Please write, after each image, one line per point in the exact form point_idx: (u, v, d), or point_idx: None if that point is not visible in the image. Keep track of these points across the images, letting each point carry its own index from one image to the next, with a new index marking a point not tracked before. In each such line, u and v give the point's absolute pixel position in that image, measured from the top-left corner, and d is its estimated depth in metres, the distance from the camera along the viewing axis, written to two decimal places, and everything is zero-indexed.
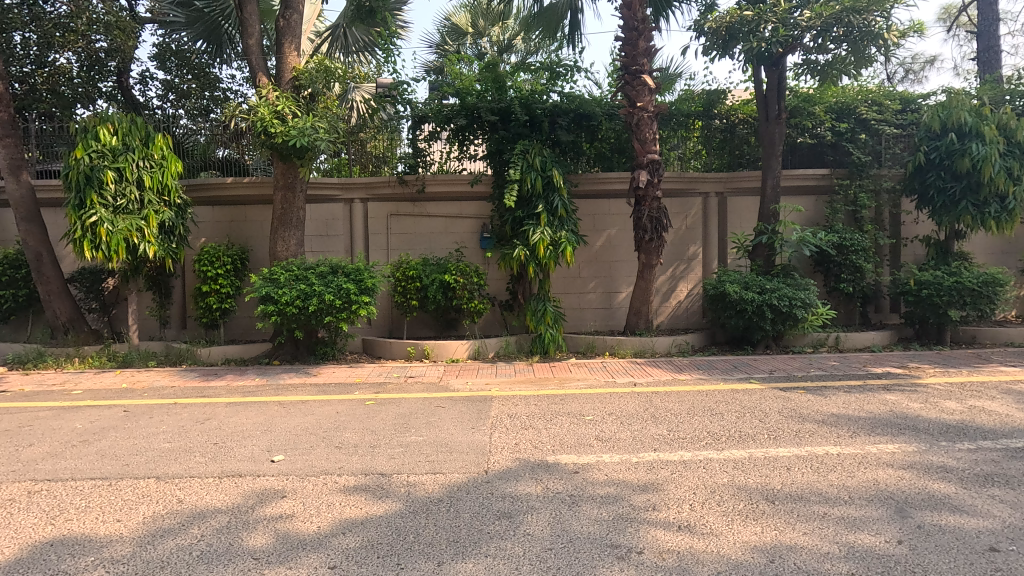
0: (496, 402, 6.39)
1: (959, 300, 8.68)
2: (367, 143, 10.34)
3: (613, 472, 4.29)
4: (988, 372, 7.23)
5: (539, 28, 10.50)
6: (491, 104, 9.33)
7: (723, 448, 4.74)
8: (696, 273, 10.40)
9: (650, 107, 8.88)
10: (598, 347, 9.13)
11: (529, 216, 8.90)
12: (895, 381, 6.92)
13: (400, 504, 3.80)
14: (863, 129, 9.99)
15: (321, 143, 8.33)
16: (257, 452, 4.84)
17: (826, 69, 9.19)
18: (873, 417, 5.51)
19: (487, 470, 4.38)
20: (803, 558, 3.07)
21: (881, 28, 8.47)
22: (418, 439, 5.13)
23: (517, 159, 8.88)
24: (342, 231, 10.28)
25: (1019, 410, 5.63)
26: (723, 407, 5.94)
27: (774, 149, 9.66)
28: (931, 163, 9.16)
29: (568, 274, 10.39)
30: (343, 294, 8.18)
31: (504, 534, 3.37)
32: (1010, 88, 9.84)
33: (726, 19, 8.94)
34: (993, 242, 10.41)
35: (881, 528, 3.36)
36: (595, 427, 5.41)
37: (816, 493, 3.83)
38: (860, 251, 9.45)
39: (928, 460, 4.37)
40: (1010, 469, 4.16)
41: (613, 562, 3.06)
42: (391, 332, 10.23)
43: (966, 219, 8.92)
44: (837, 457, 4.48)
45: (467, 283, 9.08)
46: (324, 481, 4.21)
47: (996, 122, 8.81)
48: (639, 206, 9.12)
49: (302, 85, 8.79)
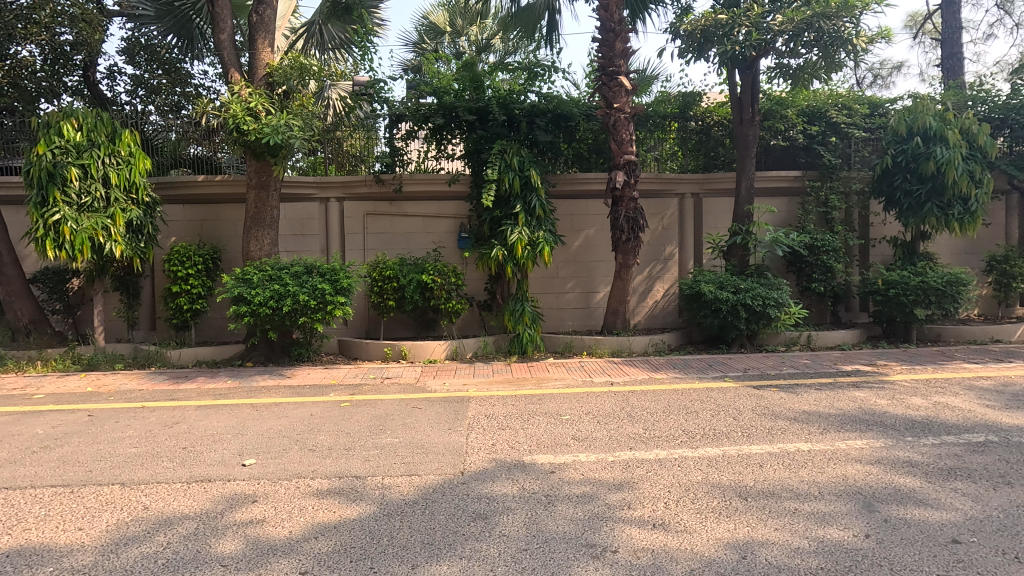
0: (473, 403, 6.36)
1: (925, 300, 8.93)
2: (344, 141, 10.25)
3: (589, 471, 4.29)
4: (952, 369, 7.46)
5: (517, 28, 10.49)
6: (469, 104, 9.33)
7: (698, 446, 4.79)
8: (673, 273, 10.51)
9: (627, 108, 8.94)
10: (576, 347, 9.16)
11: (507, 216, 8.90)
12: (864, 378, 7.10)
13: (374, 507, 3.75)
14: (834, 132, 10.25)
15: (296, 141, 8.21)
16: (228, 455, 4.74)
17: (798, 73, 9.39)
18: (843, 414, 5.63)
19: (463, 471, 4.35)
20: (774, 554, 3.11)
21: (850, 34, 8.61)
22: (393, 441, 5.08)
23: (494, 159, 8.86)
24: (318, 230, 10.13)
25: (981, 405, 5.81)
26: (698, 406, 6.00)
27: (748, 150, 9.82)
28: (898, 166, 9.40)
29: (546, 274, 10.40)
30: (319, 294, 8.06)
31: (479, 535, 3.35)
32: (972, 94, 10.17)
33: (701, 22, 9.05)
34: (957, 242, 10.74)
35: (849, 522, 3.43)
36: (572, 426, 5.42)
37: (787, 490, 3.89)
38: (830, 251, 9.68)
39: (895, 455, 4.49)
40: (973, 463, 4.28)
41: (588, 562, 3.06)
42: (368, 333, 10.12)
43: (931, 221, 9.18)
44: (808, 453, 4.56)
45: (444, 283, 9.03)
46: (297, 484, 4.13)
47: (959, 126, 9.12)
48: (616, 207, 9.18)
49: (276, 82, 8.63)
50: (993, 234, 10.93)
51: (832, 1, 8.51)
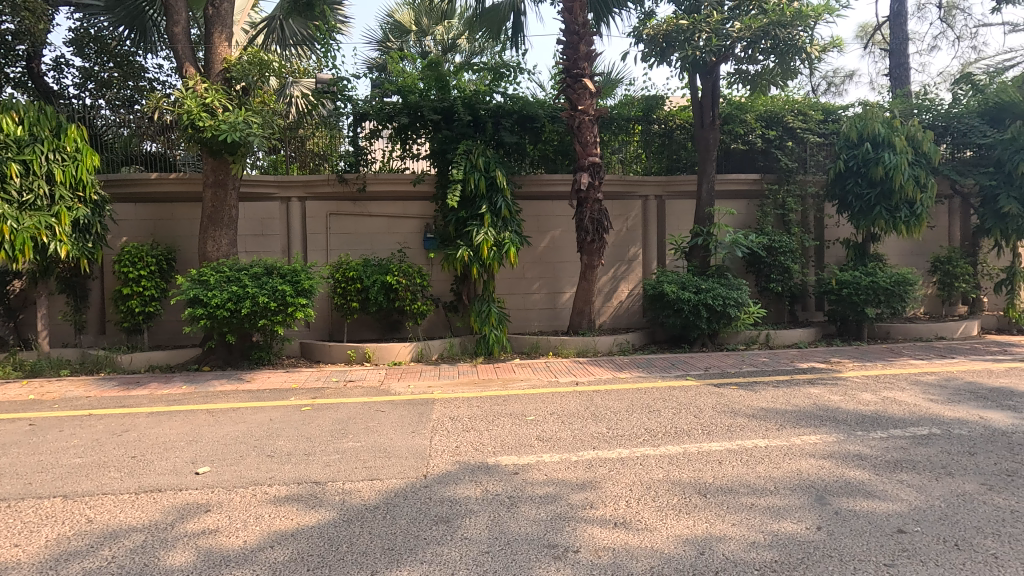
0: (437, 405, 6.31)
1: (875, 299, 9.32)
2: (307, 140, 10.04)
3: (552, 471, 4.31)
4: (900, 365, 7.80)
5: (482, 28, 10.46)
6: (434, 104, 9.29)
7: (659, 445, 4.86)
8: (637, 273, 10.67)
9: (591, 110, 9.03)
10: (542, 347, 9.19)
11: (473, 217, 8.87)
12: (818, 375, 7.35)
13: (333, 513, 3.67)
14: (790, 137, 10.58)
15: (255, 139, 7.96)
16: (180, 464, 4.57)
17: (756, 79, 9.66)
18: (799, 410, 5.81)
19: (426, 474, 4.30)
20: (731, 549, 3.18)
21: (804, 42, 8.89)
22: (355, 445, 4.99)
23: (460, 159, 8.83)
24: (279, 230, 9.88)
25: (925, 400, 6.09)
26: (660, 405, 6.09)
27: (709, 153, 10.04)
28: (850, 170, 9.79)
29: (512, 275, 10.39)
30: (279, 296, 7.86)
31: (441, 539, 3.31)
32: (918, 103, 10.69)
33: (663, 27, 9.20)
34: (905, 244, 11.24)
35: (802, 515, 3.54)
36: (536, 426, 5.44)
37: (744, 485, 3.99)
38: (787, 252, 9.99)
39: (846, 449, 4.65)
40: (918, 455, 4.48)
41: (550, 562, 3.07)
42: (331, 335, 9.91)
43: (880, 224, 9.58)
44: (765, 449, 4.68)
45: (410, 284, 8.94)
46: (253, 492, 4.01)
47: (905, 133, 9.54)
48: (581, 208, 9.25)
49: (234, 78, 8.41)
50: (937, 236, 11.49)
51: (787, 10, 8.78)
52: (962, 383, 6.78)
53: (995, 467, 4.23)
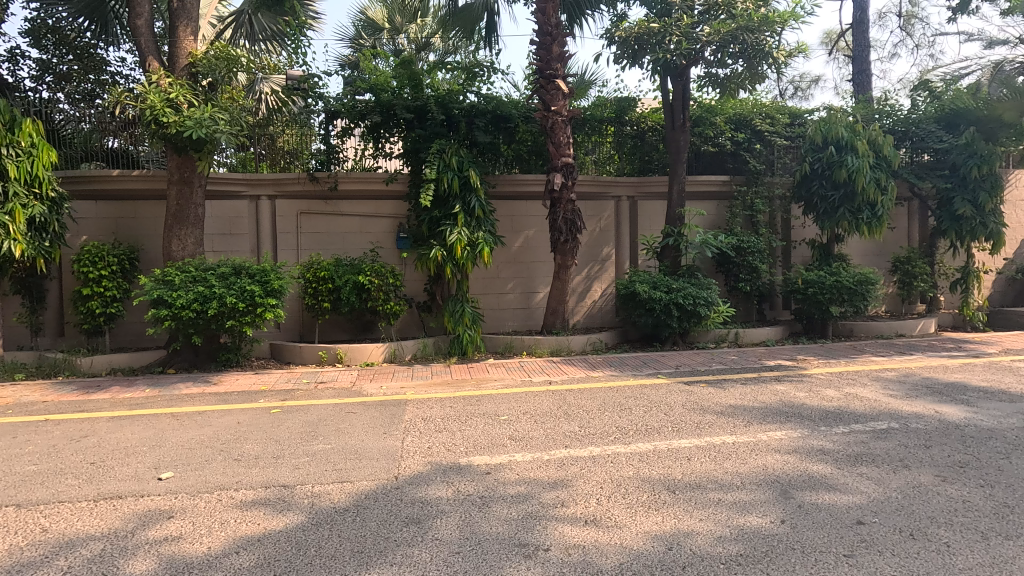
0: (410, 405, 6.27)
1: (839, 298, 9.60)
2: (277, 137, 9.86)
3: (524, 471, 4.32)
4: (862, 362, 8.05)
5: (456, 28, 10.43)
6: (407, 102, 9.26)
7: (630, 442, 4.92)
8: (610, 273, 10.77)
9: (564, 111, 9.08)
10: (516, 347, 9.20)
11: (446, 217, 8.84)
12: (785, 372, 7.54)
13: (302, 517, 3.61)
14: (758, 140, 10.82)
15: (222, 136, 7.75)
16: (143, 469, 4.44)
17: (725, 82, 9.85)
18: (765, 406, 5.95)
19: (398, 476, 4.27)
20: (698, 544, 3.23)
21: (771, 47, 9.09)
22: (325, 447, 4.92)
23: (432, 158, 8.78)
24: (248, 229, 9.67)
25: (885, 395, 6.30)
26: (632, 403, 6.15)
27: (679, 155, 10.20)
28: (815, 173, 10.08)
29: (486, 275, 10.38)
30: (247, 296, 7.70)
31: (411, 541, 3.29)
32: (878, 108, 11.06)
33: (634, 30, 9.32)
34: (867, 245, 11.60)
35: (767, 510, 3.62)
36: (509, 426, 5.45)
37: (712, 481, 4.07)
38: (755, 252, 10.21)
39: (810, 444, 4.78)
40: (877, 449, 4.63)
41: (520, 562, 3.08)
42: (303, 336, 9.75)
43: (844, 225, 9.88)
44: (732, 445, 4.78)
45: (382, 284, 8.85)
46: (218, 497, 3.92)
47: (867, 137, 9.84)
48: (554, 208, 9.29)
49: (200, 72, 8.21)
50: (897, 237, 11.89)
51: (754, 16, 8.98)
52: (919, 379, 7.04)
53: (949, 459, 4.40)
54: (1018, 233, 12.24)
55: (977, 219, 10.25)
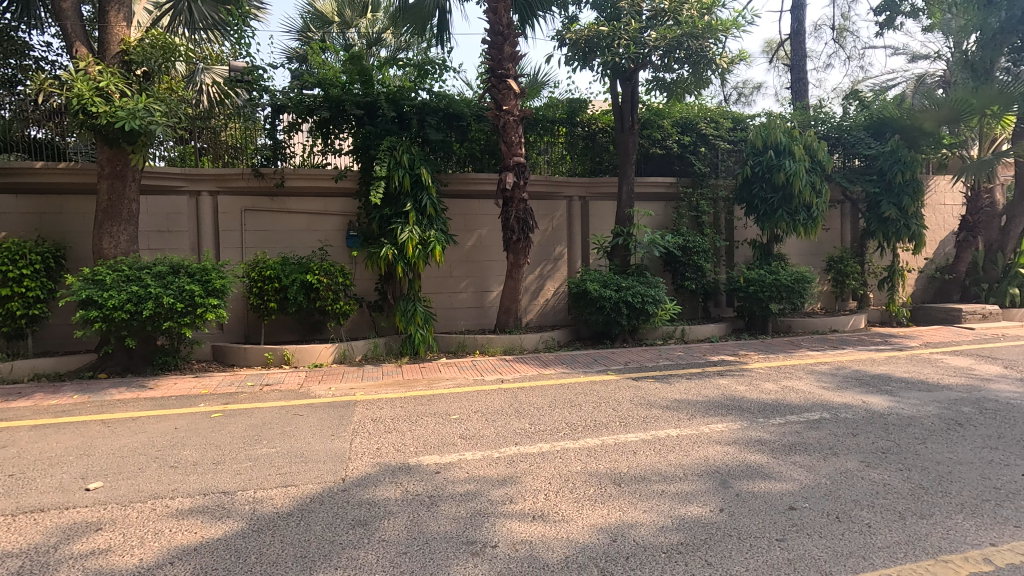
0: (359, 406, 6.17)
1: (777, 296, 10.06)
2: (220, 131, 9.50)
3: (474, 469, 4.33)
4: (798, 357, 8.48)
5: (407, 24, 10.30)
6: (357, 98, 9.13)
7: (578, 438, 5.00)
8: (562, 273, 10.91)
9: (515, 111, 9.12)
10: (469, 347, 9.18)
11: (397, 216, 8.72)
12: (727, 367, 7.84)
13: (242, 523, 3.49)
14: (703, 143, 11.20)
15: (158, 128, 7.37)
16: (68, 480, 4.18)
17: (672, 86, 10.14)
18: (708, 400, 6.18)
19: (345, 478, 4.20)
20: (640, 534, 3.33)
21: (714, 54, 9.42)
22: (270, 451, 4.78)
23: (383, 155, 8.66)
24: (187, 226, 9.23)
25: (818, 387, 6.66)
26: (582, 400, 6.26)
27: (628, 157, 10.42)
28: (756, 176, 10.52)
29: (439, 274, 10.31)
30: (186, 296, 7.37)
31: (358, 543, 3.25)
32: (814, 115, 11.65)
33: (585, 32, 9.50)
34: (804, 245, 12.20)
35: (707, 499, 3.77)
36: (460, 425, 5.44)
37: (656, 473, 4.19)
38: (700, 252, 10.58)
39: (748, 435, 5.00)
40: (809, 439, 4.88)
41: (468, 559, 3.09)
42: (247, 338, 9.41)
43: (782, 226, 10.36)
44: (676, 438, 4.94)
45: (331, 283, 8.64)
46: (153, 506, 3.74)
47: (804, 142, 10.34)
48: (506, 207, 9.32)
49: (133, 61, 7.80)
50: (831, 237, 12.57)
51: (699, 23, 9.26)
52: (849, 372, 7.48)
53: (873, 446, 4.70)
54: (938, 235, 13.19)
55: (902, 221, 10.95)
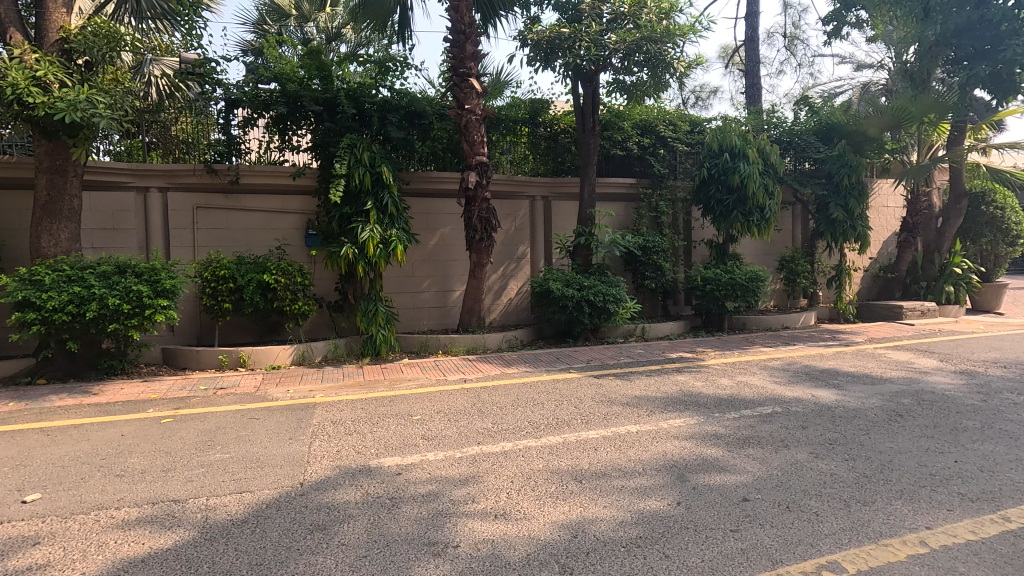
0: (318, 409, 6.04)
1: (733, 294, 10.38)
2: (171, 125, 9.15)
3: (436, 469, 4.30)
4: (752, 353, 8.78)
5: (367, 20, 10.13)
6: (316, 94, 8.93)
7: (541, 436, 5.04)
8: (524, 272, 10.95)
9: (477, 110, 9.09)
10: (431, 347, 9.12)
11: (358, 214, 8.58)
12: (685, 364, 8.04)
13: (193, 532, 3.37)
14: (662, 145, 11.47)
15: (101, 120, 6.99)
16: (2, 493, 3.94)
17: (632, 89, 10.32)
18: (666, 396, 6.33)
19: (303, 482, 4.11)
20: (601, 530, 3.38)
21: (671, 58, 9.65)
22: (223, 457, 4.62)
23: (343, 152, 8.50)
24: (135, 224, 8.84)
25: (771, 382, 6.92)
26: (544, 398, 6.30)
27: (589, 157, 10.55)
28: (712, 178, 10.83)
29: (400, 274, 10.19)
30: (134, 297, 7.05)
31: (315, 548, 3.18)
32: (767, 119, 12.07)
33: (546, 33, 9.58)
34: (758, 245, 12.64)
35: (665, 493, 3.86)
36: (422, 426, 5.40)
37: (616, 469, 4.27)
38: (660, 252, 10.82)
39: (705, 430, 5.14)
40: (762, 432, 5.06)
41: (430, 560, 3.07)
42: (200, 340, 9.08)
43: (737, 226, 10.68)
44: (636, 434, 5.04)
45: (289, 283, 8.42)
46: (97, 517, 3.58)
47: (757, 146, 10.68)
48: (469, 207, 9.30)
49: (74, 50, 7.42)
50: (783, 238, 13.05)
51: (657, 27, 9.46)
52: (800, 367, 7.78)
53: (821, 437, 4.91)
54: (881, 235, 13.86)
55: (848, 222, 11.46)
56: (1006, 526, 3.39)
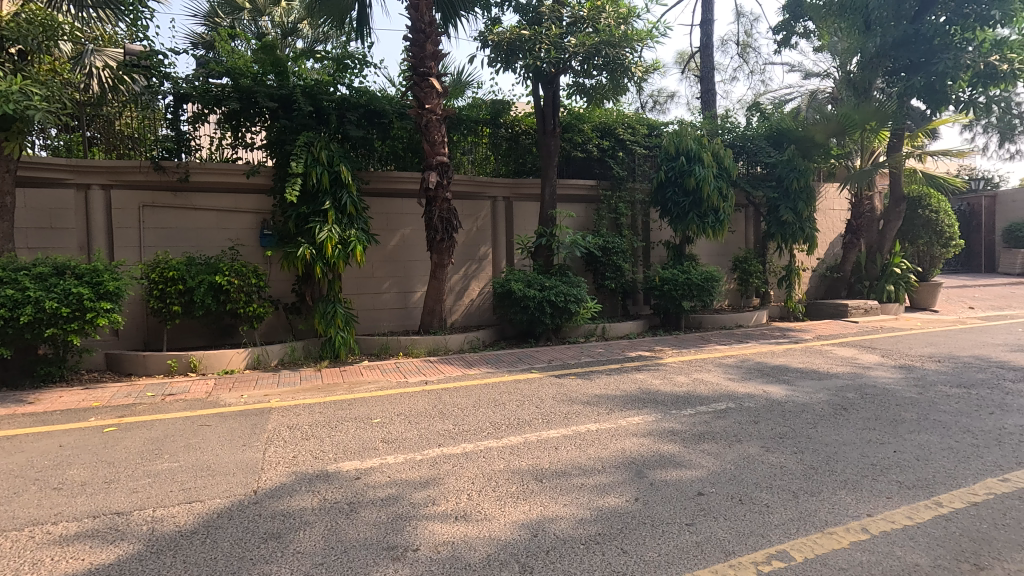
0: (274, 414, 5.87)
1: (690, 293, 10.66)
2: (116, 119, 8.73)
3: (395, 473, 4.25)
4: (708, 351, 9.04)
5: (324, 15, 9.91)
6: (270, 90, 8.68)
7: (502, 437, 5.05)
8: (486, 273, 10.94)
9: (438, 110, 9.03)
10: (392, 348, 9.00)
11: (316, 214, 8.38)
12: (644, 362, 8.20)
13: (138, 545, 3.23)
14: (621, 148, 11.67)
15: (36, 113, 6.58)
16: None
17: (592, 92, 10.46)
18: (626, 394, 6.44)
19: (257, 489, 3.98)
20: (560, 528, 3.41)
21: (629, 62, 9.83)
22: (172, 466, 4.44)
23: (300, 151, 8.29)
24: (74, 223, 8.38)
25: (725, 379, 7.15)
26: (505, 398, 6.31)
27: (551, 159, 10.62)
28: (670, 180, 11.11)
29: (360, 274, 10.03)
30: (74, 300, 6.69)
31: (270, 557, 3.10)
32: (721, 124, 12.44)
33: (507, 35, 9.63)
34: (713, 246, 13.03)
35: (624, 490, 3.93)
36: (382, 429, 5.32)
37: (577, 467, 4.31)
38: (619, 253, 11.00)
39: (662, 426, 5.26)
40: (716, 427, 5.22)
41: (388, 565, 3.03)
42: (148, 344, 8.69)
43: (693, 228, 10.97)
44: (596, 432, 5.11)
45: (243, 285, 8.15)
46: (31, 534, 3.37)
47: (712, 150, 10.99)
48: (429, 207, 9.23)
49: (6, 38, 7.00)
50: (737, 239, 13.49)
51: (616, 32, 9.63)
52: (752, 364, 8.05)
53: (772, 431, 5.10)
54: (828, 237, 14.51)
55: (797, 225, 11.93)
56: (938, 511, 3.61)
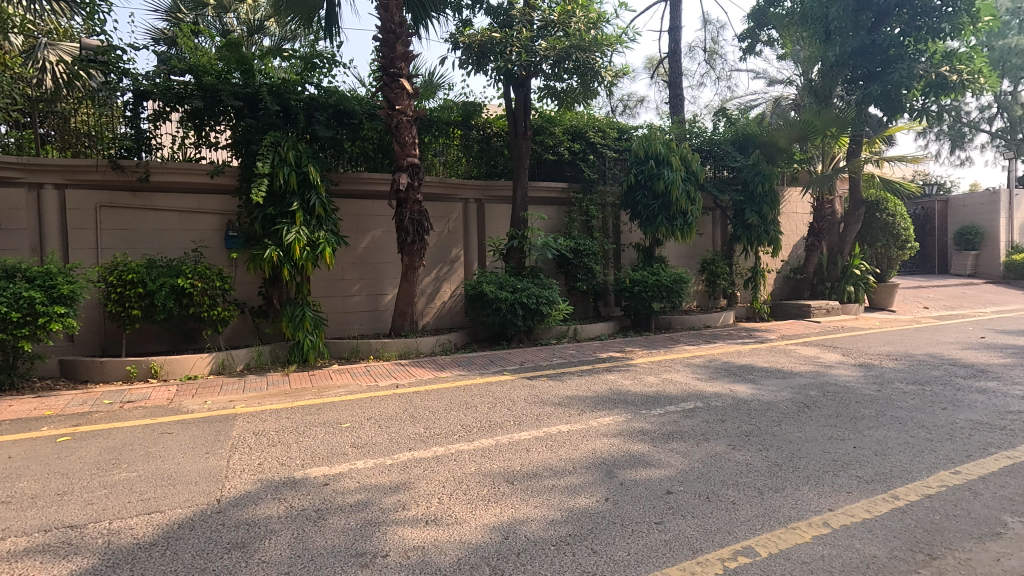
0: (239, 420, 5.71)
1: (659, 294, 10.82)
2: (71, 117, 8.38)
3: (365, 478, 4.19)
4: (677, 351, 9.20)
5: (292, 14, 9.73)
6: (235, 88, 8.48)
7: (473, 439, 5.03)
8: (458, 275, 10.90)
9: (409, 111, 8.96)
10: (362, 351, 8.87)
11: (283, 216, 8.22)
12: (615, 363, 8.29)
13: (93, 559, 3.10)
14: (592, 151, 11.77)
15: None
16: None
17: (563, 95, 10.54)
18: (597, 395, 6.50)
19: (220, 498, 3.88)
20: (531, 530, 3.41)
21: (599, 67, 9.94)
22: (130, 475, 4.28)
23: (266, 151, 8.13)
24: (26, 224, 8.01)
25: (693, 378, 7.29)
26: (477, 401, 6.29)
27: (522, 162, 10.66)
28: (639, 183, 11.27)
29: (329, 277, 9.86)
30: (25, 304, 6.40)
31: (234, 567, 3.02)
32: (689, 129, 12.66)
33: (478, 38, 9.65)
34: (681, 249, 13.27)
35: (594, 490, 3.95)
36: (351, 434, 5.24)
37: (548, 469, 4.32)
38: (590, 255, 11.10)
39: (632, 427, 5.32)
40: (684, 427, 5.30)
41: (356, 571, 2.99)
42: (106, 350, 8.37)
43: (663, 231, 11.15)
44: (567, 433, 5.14)
45: (207, 287, 7.92)
46: None
47: (681, 154, 11.19)
48: (400, 208, 9.14)
49: None
50: (704, 241, 13.76)
51: (586, 36, 9.73)
52: (720, 363, 8.22)
53: (738, 430, 5.21)
54: (791, 240, 14.93)
55: (762, 227, 12.24)
56: (895, 504, 3.74)
